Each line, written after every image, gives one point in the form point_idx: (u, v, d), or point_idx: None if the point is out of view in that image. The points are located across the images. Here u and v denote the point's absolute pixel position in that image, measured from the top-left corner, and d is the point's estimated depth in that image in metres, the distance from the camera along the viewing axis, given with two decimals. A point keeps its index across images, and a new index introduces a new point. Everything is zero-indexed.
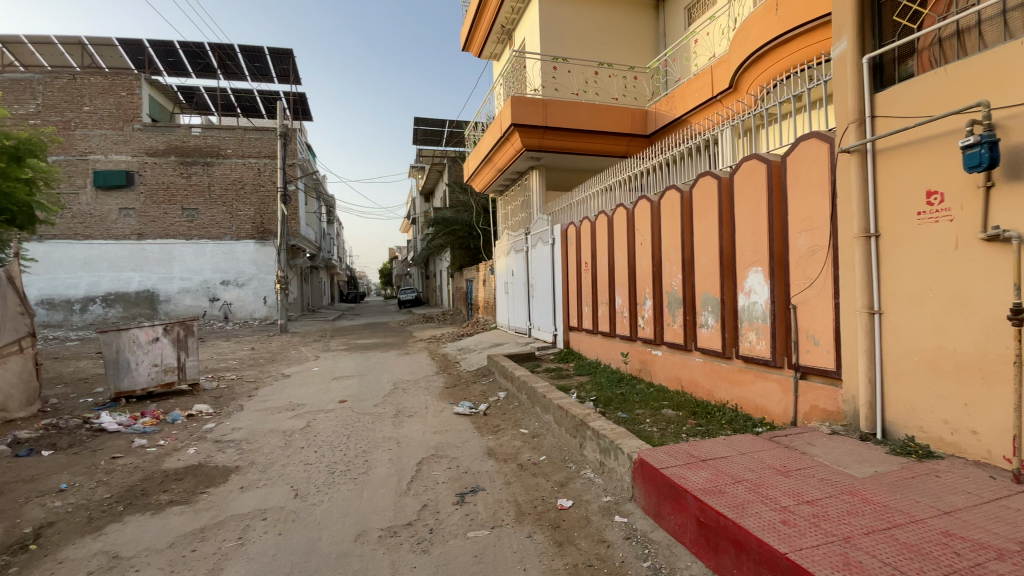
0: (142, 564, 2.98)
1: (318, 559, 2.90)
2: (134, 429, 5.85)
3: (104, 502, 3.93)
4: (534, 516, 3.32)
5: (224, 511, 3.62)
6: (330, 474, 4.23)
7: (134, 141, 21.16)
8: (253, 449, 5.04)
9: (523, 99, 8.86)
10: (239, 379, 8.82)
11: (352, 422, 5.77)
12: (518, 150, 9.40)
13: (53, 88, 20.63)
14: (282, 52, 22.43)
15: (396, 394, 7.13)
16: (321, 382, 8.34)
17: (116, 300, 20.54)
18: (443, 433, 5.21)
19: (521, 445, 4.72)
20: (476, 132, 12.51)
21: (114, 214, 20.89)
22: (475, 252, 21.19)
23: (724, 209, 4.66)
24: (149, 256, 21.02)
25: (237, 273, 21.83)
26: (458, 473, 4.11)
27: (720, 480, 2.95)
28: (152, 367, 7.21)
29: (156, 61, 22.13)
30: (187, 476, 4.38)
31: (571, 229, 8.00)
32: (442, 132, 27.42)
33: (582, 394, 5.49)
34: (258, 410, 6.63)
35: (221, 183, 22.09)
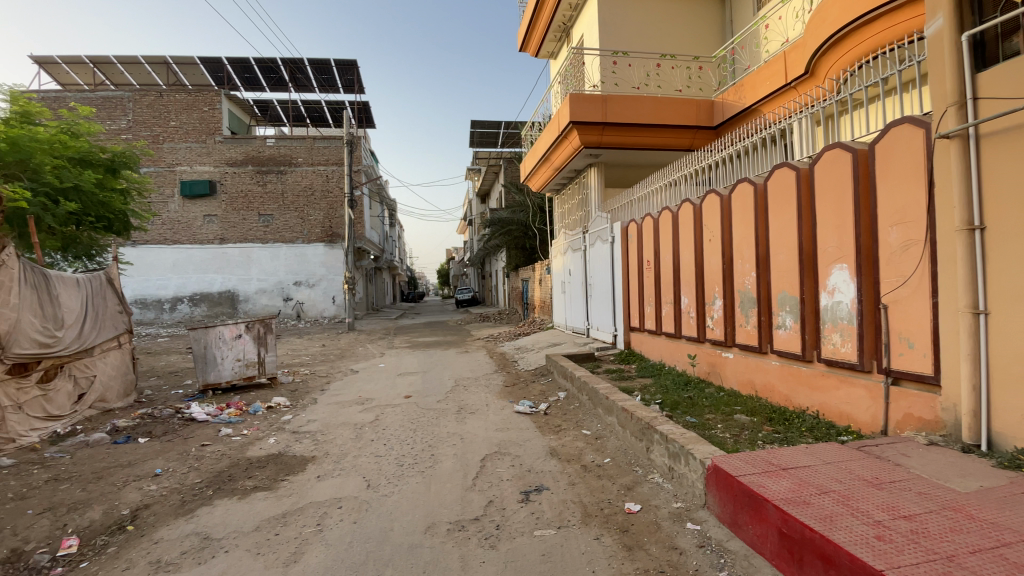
0: (230, 545, 3.22)
1: (390, 549, 3.00)
2: (220, 418, 6.33)
3: (196, 486, 4.27)
4: (601, 519, 3.26)
5: (303, 498, 3.84)
6: (398, 466, 4.38)
7: (216, 153, 22.95)
8: (327, 440, 5.31)
9: (582, 95, 8.74)
10: (311, 374, 9.34)
11: (417, 417, 5.94)
12: (576, 148, 9.31)
13: (144, 106, 22.65)
14: (346, 64, 23.51)
15: (458, 392, 7.27)
16: (386, 378, 8.68)
17: (201, 300, 22.35)
18: (506, 431, 5.25)
19: (585, 446, 4.67)
20: (533, 132, 12.52)
21: (199, 221, 22.74)
22: (531, 252, 21.23)
23: (804, 203, 4.36)
24: (229, 259, 22.71)
25: (308, 274, 23.17)
26: (522, 472, 4.12)
27: (804, 490, 2.77)
28: (235, 362, 7.78)
29: (234, 77, 23.91)
30: (269, 464, 4.68)
31: (633, 227, 7.82)
32: (498, 133, 27.71)
33: (647, 396, 5.35)
34: (330, 404, 6.99)
35: (293, 190, 23.52)
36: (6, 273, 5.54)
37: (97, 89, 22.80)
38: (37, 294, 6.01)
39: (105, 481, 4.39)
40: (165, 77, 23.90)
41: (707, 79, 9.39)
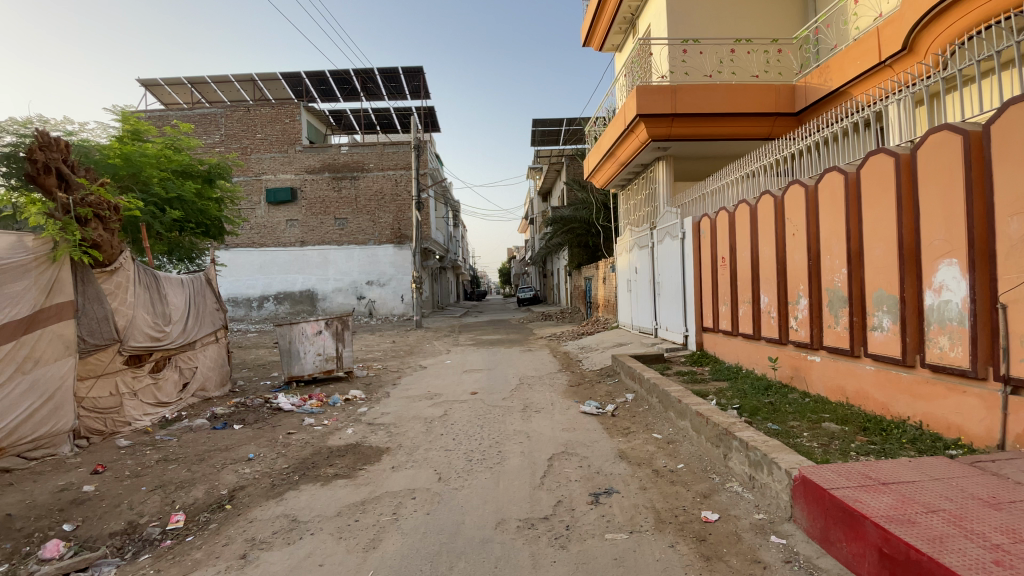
0: (315, 528, 3.43)
1: (462, 542, 3.06)
2: (303, 409, 6.77)
3: (284, 471, 4.59)
4: (675, 526, 3.14)
5: (379, 487, 4.02)
6: (467, 461, 4.46)
7: (296, 161, 24.59)
8: (400, 432, 5.54)
9: (649, 87, 8.48)
10: (383, 369, 9.75)
11: (484, 414, 6.03)
12: (643, 141, 9.06)
13: (234, 120, 24.68)
14: (412, 71, 24.31)
15: (523, 390, 7.30)
16: (454, 374, 8.91)
17: (284, 299, 24.06)
18: (573, 431, 5.20)
19: (656, 451, 4.52)
20: (597, 127, 12.32)
21: (282, 225, 24.48)
22: (594, 250, 20.90)
23: (905, 192, 3.96)
24: (308, 260, 24.27)
25: (379, 274, 24.27)
26: (590, 473, 4.07)
27: (908, 508, 2.51)
28: (316, 356, 8.29)
29: (311, 90, 25.47)
30: (347, 453, 4.95)
31: (705, 222, 7.50)
32: (559, 131, 27.55)
33: (723, 400, 5.10)
34: (401, 398, 7.28)
35: (364, 194, 24.70)
36: (124, 274, 6.24)
37: (195, 107, 25.14)
38: (149, 293, 6.72)
39: (206, 463, 4.84)
40: (252, 93, 25.90)
41: (788, 62, 8.81)
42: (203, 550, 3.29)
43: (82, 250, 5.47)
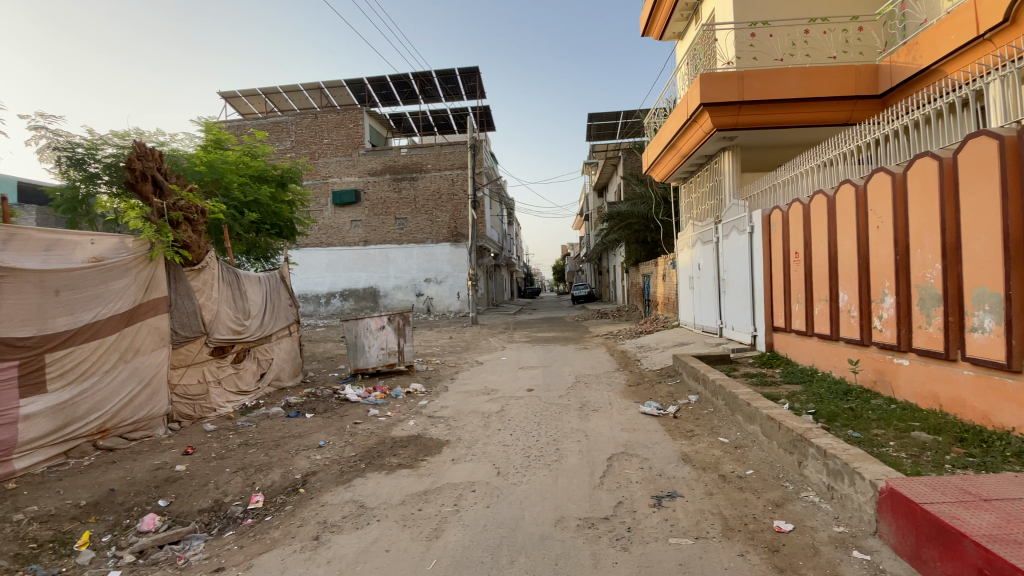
0: (382, 515, 3.57)
1: (522, 537, 3.08)
2: (368, 400, 7.08)
3: (351, 459, 4.82)
4: (745, 534, 3.00)
5: (440, 479, 4.12)
6: (526, 457, 4.48)
7: (360, 164, 25.68)
8: (459, 426, 5.66)
9: (714, 74, 8.10)
10: (441, 363, 10.00)
11: (541, 411, 6.03)
12: (707, 132, 8.70)
13: (303, 127, 26.13)
14: (469, 71, 24.67)
15: (580, 388, 7.24)
16: (510, 370, 8.99)
17: (349, 295, 25.26)
18: (632, 431, 5.09)
19: (722, 455, 4.33)
20: (657, 119, 11.95)
21: (347, 226, 25.66)
22: (652, 246, 20.32)
23: (1011, 177, 3.53)
24: (371, 259, 25.32)
25: (436, 271, 24.93)
26: (652, 475, 3.96)
27: (1015, 528, 2.24)
28: (380, 350, 8.63)
29: (373, 95, 26.48)
30: (410, 444, 5.12)
31: (777, 215, 7.08)
32: (616, 124, 27.04)
33: (797, 404, 4.81)
34: (459, 392, 7.43)
35: (423, 194, 25.36)
36: (209, 272, 6.77)
37: (269, 116, 26.84)
38: (231, 289, 7.24)
39: (281, 449, 5.17)
40: (319, 100, 27.29)
41: (869, 41, 8.24)
42: (280, 530, 3.51)
43: (174, 249, 5.98)
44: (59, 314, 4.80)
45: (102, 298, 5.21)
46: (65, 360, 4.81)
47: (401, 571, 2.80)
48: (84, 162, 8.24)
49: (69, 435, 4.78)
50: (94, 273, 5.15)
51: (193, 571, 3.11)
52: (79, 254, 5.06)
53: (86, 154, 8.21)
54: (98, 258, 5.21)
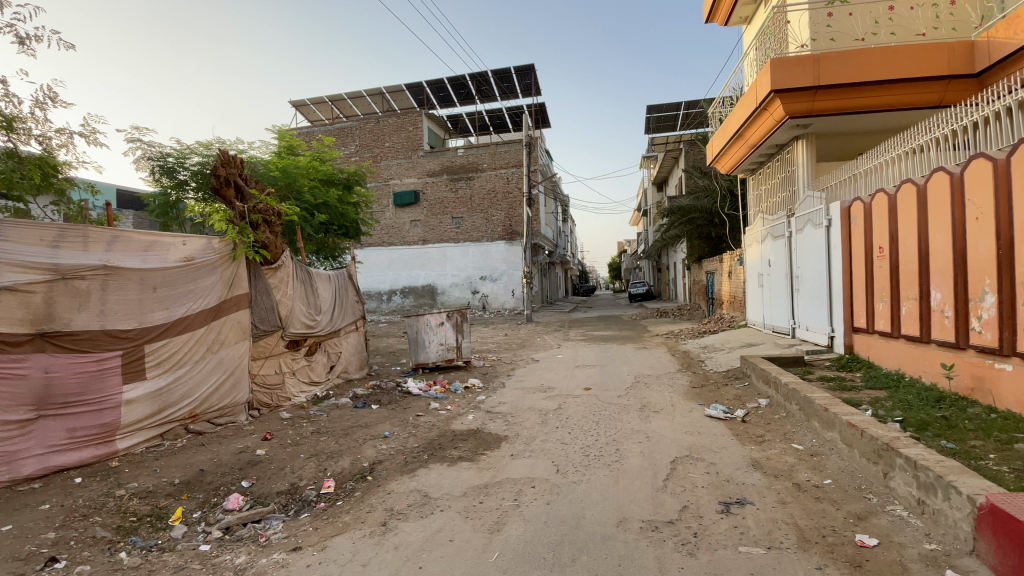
0: (445, 505, 3.67)
1: (584, 535, 3.06)
2: (429, 394, 7.29)
3: (415, 450, 4.99)
4: (823, 547, 2.82)
5: (500, 473, 4.17)
6: (585, 456, 4.45)
7: (419, 166, 26.44)
8: (517, 422, 5.71)
9: (786, 59, 7.63)
10: (498, 360, 10.11)
11: (600, 410, 5.96)
12: (779, 120, 8.22)
13: (366, 131, 27.25)
14: (525, 69, 24.71)
15: (640, 388, 7.08)
16: (566, 368, 8.94)
17: (409, 292, 26.14)
18: (697, 435, 4.91)
19: (797, 463, 4.09)
20: (723, 108, 11.42)
21: (407, 226, 26.52)
22: (716, 242, 19.51)
23: None
24: (429, 257, 26.03)
25: (492, 269, 25.24)
26: (719, 481, 3.81)
27: None
28: (439, 346, 8.86)
29: (431, 98, 27.18)
30: (470, 438, 5.22)
31: (858, 207, 6.58)
32: (677, 116, 26.13)
33: (881, 411, 4.45)
34: (517, 389, 7.48)
35: (479, 193, 25.69)
36: (285, 270, 7.23)
37: (336, 122, 28.21)
38: (304, 286, 7.69)
39: (350, 438, 5.43)
40: (381, 105, 28.35)
41: (964, 15, 7.50)
42: (351, 515, 3.70)
43: (255, 249, 6.46)
44: (156, 309, 5.30)
45: (193, 294, 5.70)
46: (161, 351, 5.31)
47: (464, 562, 2.87)
48: (174, 171, 9.02)
49: (164, 419, 5.28)
50: (186, 272, 5.63)
51: (273, 549, 3.34)
52: (173, 254, 5.54)
53: (175, 163, 8.99)
54: (189, 257, 5.69)
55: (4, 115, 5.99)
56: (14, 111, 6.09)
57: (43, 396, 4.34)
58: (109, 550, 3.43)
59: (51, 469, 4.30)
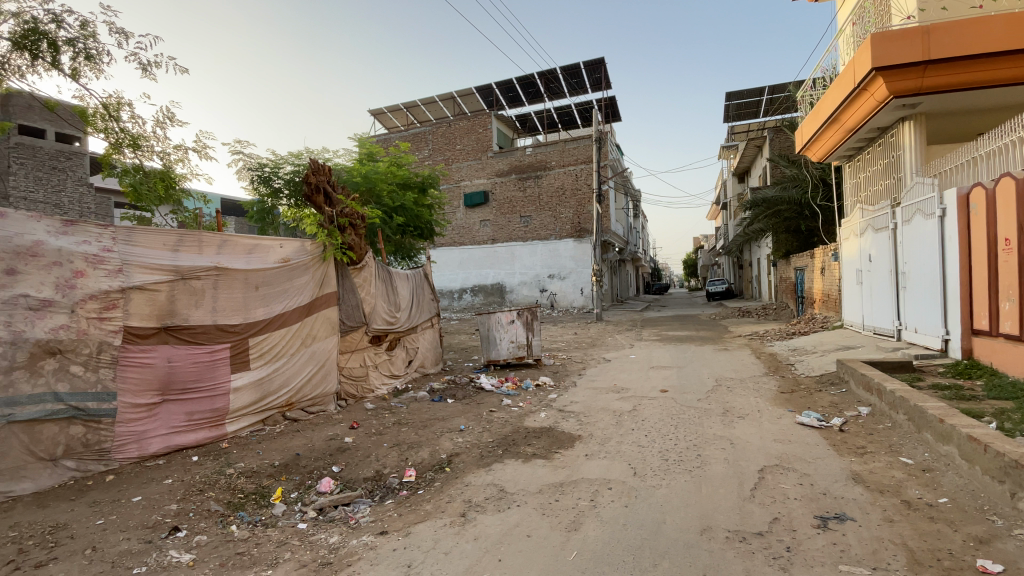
0: (521, 501, 3.72)
1: (665, 541, 2.97)
2: (501, 390, 7.41)
3: (489, 445, 5.09)
4: (938, 572, 2.54)
5: (575, 473, 4.16)
6: (664, 460, 4.31)
7: (488, 166, 26.90)
8: (591, 422, 5.64)
9: (890, 33, 6.88)
10: (569, 359, 10.06)
11: (678, 414, 5.75)
12: (881, 100, 7.46)
13: (439, 136, 28.16)
14: (594, 63, 24.35)
15: (721, 392, 6.75)
16: (640, 369, 8.71)
17: (479, 291, 26.74)
18: (787, 443, 4.60)
19: (905, 478, 3.70)
20: (814, 91, 10.56)
21: (477, 225, 27.11)
22: (807, 236, 18.18)
23: None
24: (499, 256, 26.41)
25: (560, 267, 25.13)
26: (815, 493, 3.54)
27: None
28: (510, 343, 8.97)
29: (500, 99, 27.62)
30: (543, 436, 5.24)
31: (979, 194, 5.84)
32: (760, 101, 24.59)
33: (1009, 424, 3.92)
34: (589, 388, 7.39)
35: (547, 191, 25.65)
36: (368, 270, 7.65)
37: (410, 127, 29.45)
38: (385, 285, 8.09)
39: (428, 430, 5.65)
40: (452, 108, 29.18)
41: None
42: (432, 504, 3.86)
43: (342, 251, 6.90)
44: (258, 306, 5.82)
45: (289, 292, 6.20)
46: (262, 344, 5.83)
47: (542, 558, 2.89)
48: (269, 179, 9.86)
49: (265, 406, 5.80)
50: (283, 272, 6.14)
51: (362, 531, 3.56)
52: (272, 255, 6.07)
53: (270, 172, 9.82)
54: (286, 258, 6.20)
55: (132, 134, 6.87)
56: (140, 131, 6.96)
57: (166, 382, 4.91)
58: (222, 523, 3.81)
59: (173, 447, 4.87)
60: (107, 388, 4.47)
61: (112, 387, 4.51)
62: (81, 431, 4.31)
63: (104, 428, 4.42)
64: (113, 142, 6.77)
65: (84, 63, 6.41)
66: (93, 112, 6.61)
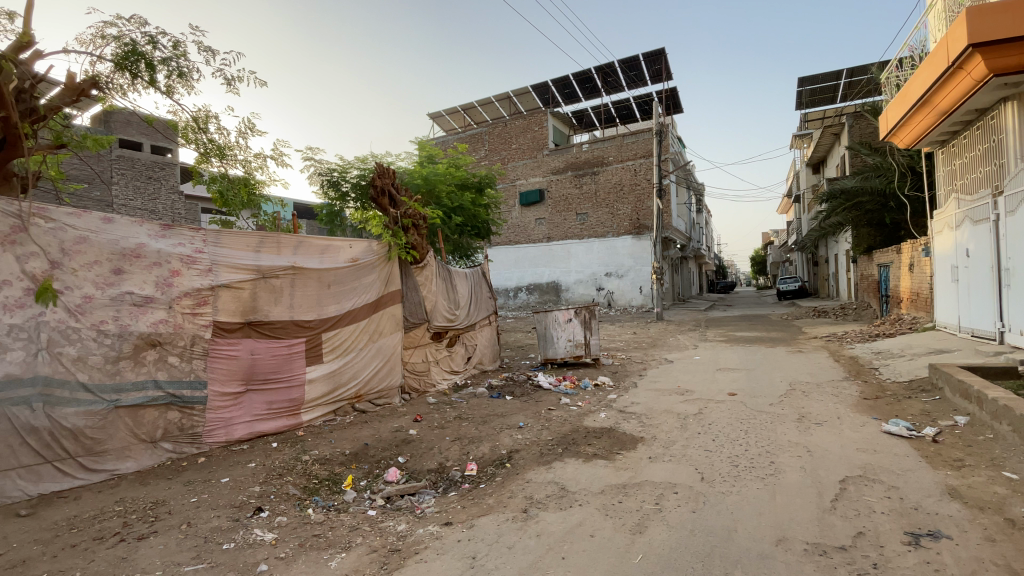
0: (583, 500, 3.70)
1: (737, 550, 2.85)
2: (559, 389, 7.37)
3: (549, 443, 5.09)
4: None
5: (638, 475, 4.07)
6: (733, 466, 4.13)
7: (544, 164, 26.87)
8: (654, 424, 5.51)
9: (988, 5, 6.18)
10: (628, 359, 9.86)
11: (747, 418, 5.48)
12: (980, 79, 6.72)
13: (495, 135, 28.45)
14: (654, 54, 23.69)
15: (796, 397, 6.36)
16: (705, 371, 8.38)
17: (534, 289, 26.79)
18: (872, 453, 4.27)
19: (1011, 495, 3.34)
20: (900, 72, 9.69)
21: (533, 224, 27.18)
22: (893, 229, 16.97)
23: None
24: (555, 255, 26.30)
25: (618, 265, 24.62)
26: (904, 508, 3.27)
27: None
28: (567, 341, 8.93)
29: (557, 95, 27.60)
30: (604, 436, 5.18)
31: None
32: (837, 85, 22.98)
33: None
34: (650, 390, 7.21)
35: (604, 188, 25.25)
36: (430, 269, 7.86)
37: (467, 129, 29.99)
38: (446, 283, 8.29)
39: (488, 425, 5.75)
40: (508, 108, 29.40)
41: None
42: (494, 498, 3.92)
43: (405, 250, 7.16)
44: (330, 303, 6.16)
45: (357, 290, 6.51)
46: (334, 339, 6.17)
47: (607, 559, 2.86)
48: (338, 183, 10.38)
49: (336, 397, 6.13)
50: (352, 271, 6.47)
51: (428, 521, 3.68)
52: (342, 255, 6.40)
53: (339, 177, 10.35)
54: (354, 258, 6.52)
55: (218, 145, 7.45)
56: (225, 141, 7.53)
57: (249, 373, 5.30)
58: (299, 505, 4.08)
59: (255, 434, 5.26)
60: (199, 377, 4.89)
61: (204, 377, 4.93)
62: (177, 416, 4.74)
63: (197, 414, 4.86)
64: (201, 152, 7.37)
65: (177, 81, 7.04)
66: (186, 126, 7.22)
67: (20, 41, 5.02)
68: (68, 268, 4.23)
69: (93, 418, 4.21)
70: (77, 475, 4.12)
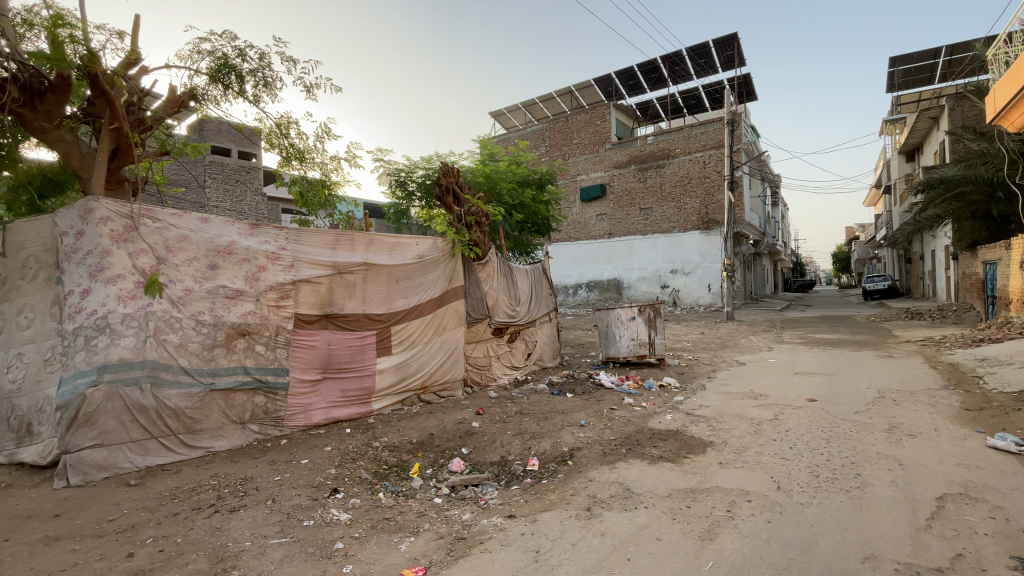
0: (649, 502, 3.62)
1: (818, 565, 2.69)
2: (622, 389, 7.25)
3: (612, 442, 5.02)
4: None
5: (708, 480, 3.93)
6: (813, 477, 3.87)
7: (606, 159, 26.41)
8: (724, 428, 5.29)
9: None
10: (695, 360, 9.48)
11: (829, 427, 5.11)
12: None
13: (556, 131, 28.33)
14: (725, 40, 22.56)
15: (885, 405, 5.86)
16: (781, 375, 7.89)
17: (595, 287, 26.47)
18: (975, 469, 3.85)
19: None
20: (1008, 49, 8.67)
21: (594, 220, 26.84)
22: (1002, 222, 15.17)
23: None
24: (616, 251, 25.80)
25: (684, 262, 23.65)
26: (1012, 530, 2.93)
27: None
28: (630, 341, 8.75)
29: (620, 88, 27.04)
30: (669, 438, 5.05)
31: None
32: (936, 64, 20.83)
33: None
34: (720, 393, 6.91)
35: (669, 181, 24.42)
36: (491, 265, 7.96)
37: (529, 125, 30.08)
38: (507, 279, 8.38)
39: (549, 422, 5.75)
40: (569, 103, 29.12)
41: None
42: (556, 494, 3.94)
43: (468, 247, 7.30)
44: (398, 298, 6.42)
45: (423, 285, 6.74)
46: (401, 332, 6.43)
47: (674, 563, 2.81)
48: (404, 182, 10.75)
49: (403, 388, 6.39)
50: (418, 267, 6.70)
51: (491, 512, 3.76)
52: (409, 252, 6.65)
53: (406, 176, 10.74)
54: (420, 255, 6.75)
55: (298, 149, 7.96)
56: (305, 146, 8.03)
57: (326, 362, 5.65)
58: (371, 489, 4.30)
59: (331, 419, 5.60)
60: (282, 365, 5.28)
61: (287, 365, 5.32)
62: (263, 400, 5.14)
63: (280, 399, 5.25)
64: (283, 156, 7.92)
65: (263, 90, 7.60)
66: (270, 132, 7.75)
67: (130, 58, 5.63)
68: (172, 263, 4.72)
69: (192, 399, 4.66)
70: (180, 450, 4.59)
